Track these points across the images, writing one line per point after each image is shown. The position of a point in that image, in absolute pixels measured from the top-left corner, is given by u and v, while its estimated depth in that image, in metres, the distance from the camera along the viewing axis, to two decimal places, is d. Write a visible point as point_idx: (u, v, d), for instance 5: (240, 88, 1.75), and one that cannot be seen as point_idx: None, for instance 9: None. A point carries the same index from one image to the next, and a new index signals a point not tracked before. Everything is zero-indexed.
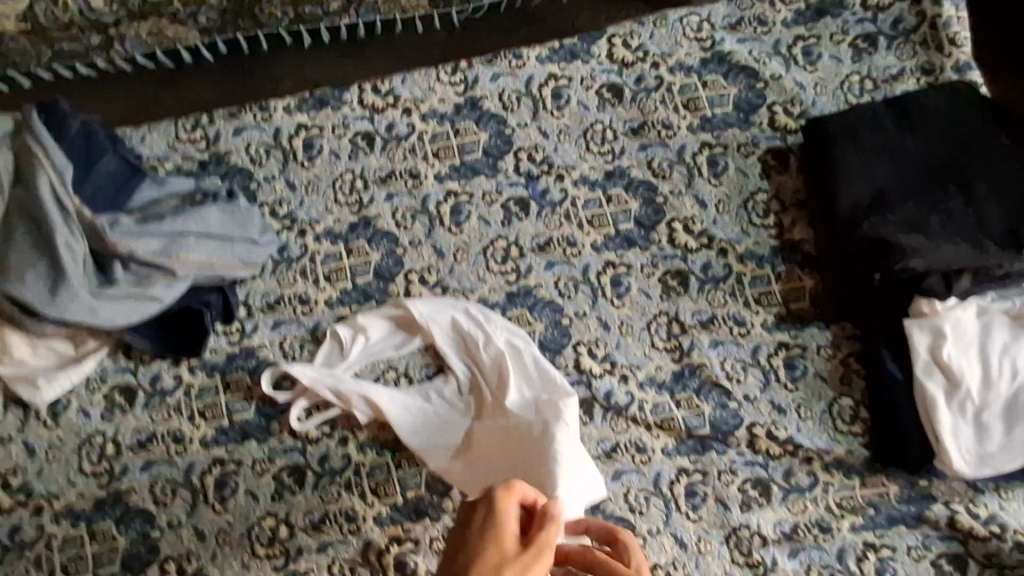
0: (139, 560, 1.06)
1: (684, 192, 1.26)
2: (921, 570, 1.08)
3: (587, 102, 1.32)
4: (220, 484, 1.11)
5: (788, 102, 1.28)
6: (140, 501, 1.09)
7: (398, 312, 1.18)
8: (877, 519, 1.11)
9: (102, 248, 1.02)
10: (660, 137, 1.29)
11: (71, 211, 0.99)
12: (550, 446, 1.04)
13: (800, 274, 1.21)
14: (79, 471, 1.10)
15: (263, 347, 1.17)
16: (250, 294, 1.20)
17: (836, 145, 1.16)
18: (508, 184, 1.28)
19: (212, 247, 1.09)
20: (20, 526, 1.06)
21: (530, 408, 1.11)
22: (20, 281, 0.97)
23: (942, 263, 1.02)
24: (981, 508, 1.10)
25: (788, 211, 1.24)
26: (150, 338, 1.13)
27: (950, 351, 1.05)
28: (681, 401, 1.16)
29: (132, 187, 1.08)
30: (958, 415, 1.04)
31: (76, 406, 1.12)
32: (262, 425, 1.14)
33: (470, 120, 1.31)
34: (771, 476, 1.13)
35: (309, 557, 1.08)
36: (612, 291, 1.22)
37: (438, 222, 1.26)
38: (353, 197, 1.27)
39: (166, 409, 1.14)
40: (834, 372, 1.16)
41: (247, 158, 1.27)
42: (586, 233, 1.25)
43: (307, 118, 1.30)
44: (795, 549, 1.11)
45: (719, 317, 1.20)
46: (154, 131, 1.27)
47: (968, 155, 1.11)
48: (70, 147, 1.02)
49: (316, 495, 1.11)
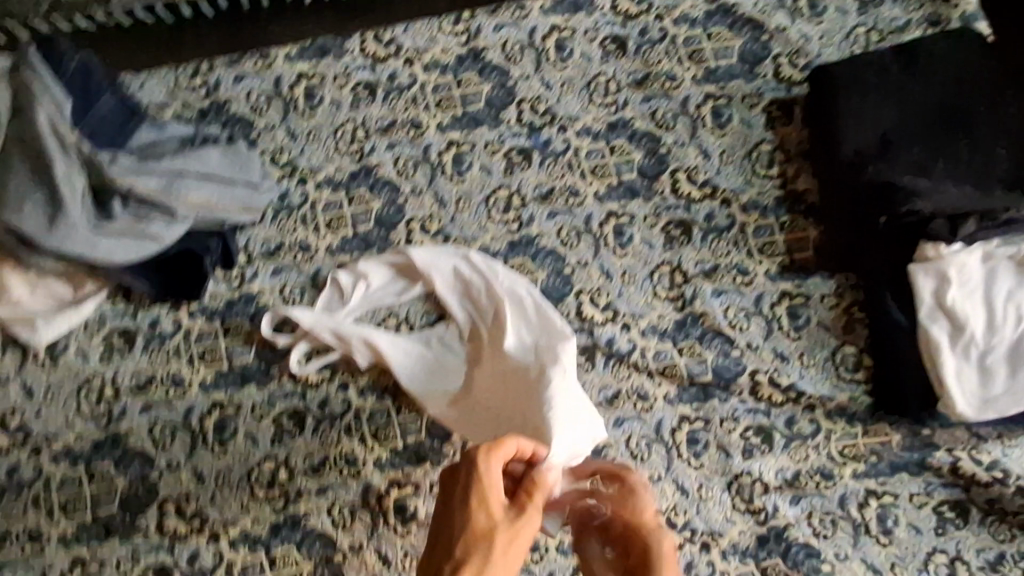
0: (140, 500, 1.07)
1: (688, 143, 1.25)
2: (922, 516, 1.09)
3: (591, 54, 1.31)
4: (220, 428, 1.10)
5: (793, 53, 1.28)
6: (139, 443, 1.09)
7: (399, 259, 1.17)
8: (879, 467, 1.11)
9: (101, 182, 1.01)
10: (664, 89, 1.28)
11: (69, 144, 0.98)
12: (546, 392, 1.04)
13: (804, 224, 1.20)
14: (77, 413, 1.09)
15: (263, 293, 1.16)
16: (250, 241, 1.19)
17: (841, 93, 1.15)
18: (511, 134, 1.27)
19: (212, 188, 1.08)
20: (20, 466, 1.06)
21: (530, 353, 1.10)
22: (18, 212, 0.97)
23: (947, 205, 1.02)
24: (984, 455, 1.11)
25: (793, 161, 1.23)
26: (150, 282, 1.12)
27: (954, 296, 1.03)
28: (683, 349, 1.16)
29: (130, 130, 1.07)
30: (962, 359, 1.03)
31: (74, 349, 1.11)
32: (262, 370, 1.13)
33: (473, 71, 1.30)
34: (773, 423, 1.13)
35: (309, 499, 1.09)
36: (614, 241, 1.21)
37: (440, 171, 1.25)
38: (354, 146, 1.26)
39: (165, 353, 1.13)
40: (837, 320, 1.16)
41: (247, 106, 1.26)
42: (589, 183, 1.24)
43: (309, 67, 1.29)
44: (796, 496, 1.11)
45: (722, 267, 1.19)
46: (154, 78, 1.26)
47: (976, 98, 1.10)
48: (69, 84, 1.01)
49: (317, 439, 1.11)
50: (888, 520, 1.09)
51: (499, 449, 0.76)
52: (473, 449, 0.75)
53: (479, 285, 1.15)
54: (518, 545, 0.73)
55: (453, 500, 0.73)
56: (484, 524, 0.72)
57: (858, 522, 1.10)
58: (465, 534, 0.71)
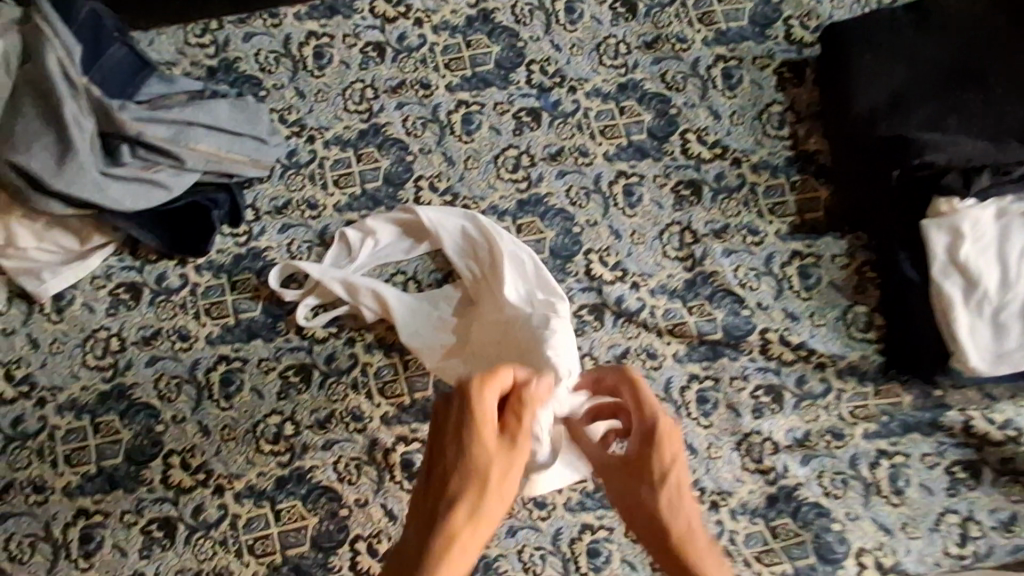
0: (145, 453, 1.06)
1: (698, 104, 1.24)
2: (934, 476, 1.08)
3: (601, 16, 1.31)
4: (226, 381, 1.10)
5: (804, 16, 1.27)
6: (145, 395, 1.08)
7: (406, 217, 1.16)
8: (890, 427, 1.10)
9: (109, 127, 1.01)
10: (674, 51, 1.28)
11: (79, 87, 0.98)
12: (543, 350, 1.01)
13: (815, 184, 1.19)
14: (83, 365, 1.08)
15: (270, 249, 1.16)
16: (257, 197, 1.17)
17: (853, 50, 1.15)
18: (520, 95, 1.26)
19: (221, 139, 1.10)
20: (24, 417, 1.05)
21: (528, 304, 1.08)
22: (26, 151, 0.96)
23: (962, 157, 1.01)
24: (995, 414, 1.10)
25: (804, 122, 1.22)
26: (157, 235, 1.11)
27: (967, 252, 1.02)
28: (693, 308, 1.15)
29: (139, 83, 1.06)
30: (975, 314, 1.02)
31: (81, 301, 1.11)
32: (268, 325, 1.12)
33: (483, 32, 1.30)
34: (783, 383, 1.12)
35: (314, 454, 1.08)
36: (624, 201, 1.20)
37: (449, 131, 1.24)
38: (363, 105, 1.25)
39: (171, 307, 1.12)
40: (848, 280, 1.15)
41: (256, 65, 1.26)
42: (598, 143, 1.23)
43: (318, 27, 1.28)
44: (806, 456, 1.09)
45: (732, 227, 1.18)
46: (163, 35, 1.26)
47: (989, 55, 1.10)
48: (79, 32, 1.01)
49: (323, 394, 1.10)
50: (899, 481, 1.08)
51: (491, 383, 0.76)
52: (466, 382, 0.76)
53: (482, 243, 1.14)
54: (511, 474, 0.75)
55: (447, 435, 0.76)
56: (477, 457, 0.74)
57: (869, 483, 1.08)
58: (460, 468, 0.74)
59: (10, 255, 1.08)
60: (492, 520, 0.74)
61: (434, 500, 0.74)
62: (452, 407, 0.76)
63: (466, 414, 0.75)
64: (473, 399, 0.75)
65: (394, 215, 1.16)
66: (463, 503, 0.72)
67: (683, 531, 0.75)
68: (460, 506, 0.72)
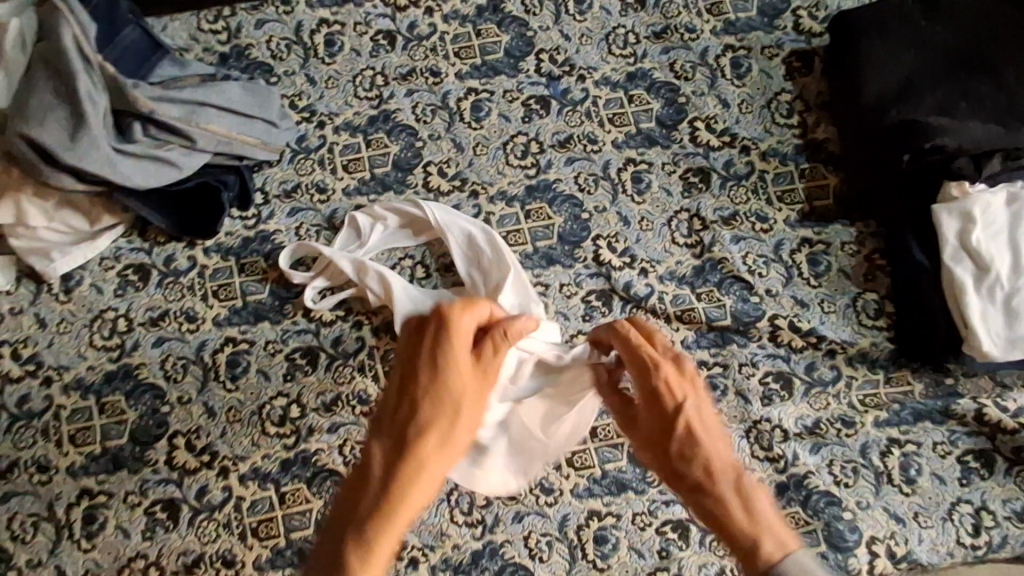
0: (150, 433, 1.05)
1: (706, 93, 1.24)
2: (946, 465, 1.06)
3: (610, 7, 1.32)
4: (232, 363, 1.09)
5: (813, 7, 1.28)
6: (150, 376, 1.07)
7: (414, 212, 1.15)
8: (901, 415, 1.09)
9: (123, 106, 1.03)
10: (683, 41, 1.28)
11: (93, 62, 0.99)
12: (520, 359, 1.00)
13: (824, 172, 1.19)
14: (89, 345, 1.08)
15: (279, 233, 1.16)
16: (267, 181, 1.18)
17: (863, 36, 1.15)
18: (529, 83, 1.27)
19: (233, 121, 1.11)
20: (30, 396, 1.05)
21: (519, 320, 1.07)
22: (40, 125, 0.96)
23: (972, 142, 1.02)
24: (1008, 402, 1.09)
25: (812, 111, 1.22)
26: (165, 215, 1.11)
27: (978, 236, 1.02)
28: (701, 294, 1.14)
29: (152, 64, 1.07)
30: (987, 300, 1.01)
31: (89, 282, 1.11)
32: (276, 307, 1.12)
33: (492, 22, 1.30)
34: (793, 370, 1.11)
35: (320, 437, 1.06)
36: (633, 187, 1.20)
37: (458, 118, 1.25)
38: (373, 92, 1.26)
39: (179, 288, 1.12)
40: (858, 268, 1.14)
41: (268, 52, 1.27)
42: (607, 131, 1.24)
43: (330, 15, 1.29)
44: (817, 444, 1.08)
45: (741, 214, 1.17)
46: (176, 21, 1.27)
47: (997, 42, 1.11)
48: (94, 13, 1.04)
49: (330, 377, 1.09)
50: (911, 469, 1.07)
51: (470, 308, 0.90)
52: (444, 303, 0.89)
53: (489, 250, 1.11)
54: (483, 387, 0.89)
55: (423, 349, 0.86)
56: (450, 369, 0.85)
57: (880, 472, 1.07)
58: (433, 381, 0.84)
59: (20, 234, 1.07)
60: (462, 440, 0.84)
61: (406, 411, 0.83)
62: (430, 328, 0.87)
63: (443, 329, 0.87)
64: (452, 322, 0.87)
65: (408, 205, 1.15)
66: (434, 418, 0.82)
67: (704, 476, 0.78)
68: (430, 421, 0.82)
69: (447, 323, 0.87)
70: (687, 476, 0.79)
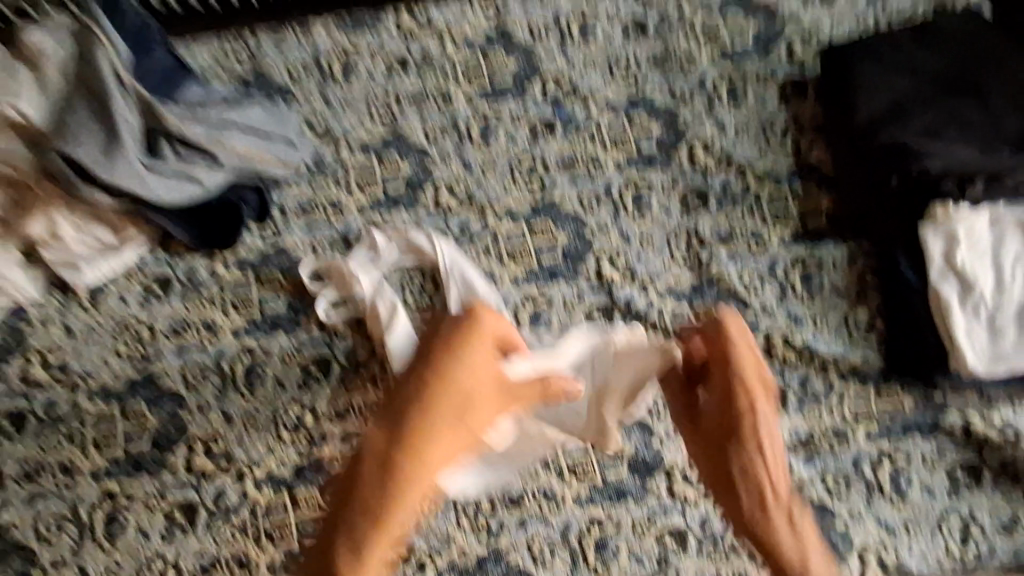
0: (169, 439, 1.09)
1: (705, 117, 1.30)
2: (934, 478, 1.10)
3: (613, 34, 1.38)
4: (249, 372, 1.13)
5: (805, 36, 1.34)
6: (171, 383, 1.12)
7: (426, 242, 1.20)
8: (892, 428, 1.12)
9: (153, 123, 1.08)
10: (682, 67, 1.34)
11: (127, 86, 1.05)
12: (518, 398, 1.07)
13: (818, 193, 1.23)
14: (114, 353, 1.13)
15: (295, 247, 1.21)
16: (284, 198, 1.24)
17: (856, 63, 1.22)
18: (535, 106, 1.33)
19: (254, 140, 1.16)
20: (56, 401, 1.09)
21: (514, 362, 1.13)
22: (75, 143, 1.02)
23: (957, 164, 1.09)
24: (996, 416, 1.12)
25: (807, 133, 1.28)
26: (187, 229, 1.16)
27: (963, 256, 1.06)
28: (699, 310, 1.19)
29: (182, 84, 1.13)
30: (971, 317, 1.06)
31: (114, 293, 1.16)
32: (291, 318, 1.17)
33: (501, 47, 1.37)
34: (788, 383, 1.14)
35: (332, 444, 1.10)
36: (633, 207, 1.25)
37: (468, 139, 1.30)
38: (386, 113, 1.32)
39: (200, 300, 1.17)
40: (850, 285, 1.18)
41: (287, 74, 1.32)
42: (610, 153, 1.29)
43: (345, 39, 1.35)
44: (810, 456, 1.11)
45: (737, 232, 1.22)
46: (200, 44, 1.32)
47: (984, 69, 1.17)
48: (126, 38, 1.10)
49: (342, 386, 1.13)
50: (900, 481, 1.10)
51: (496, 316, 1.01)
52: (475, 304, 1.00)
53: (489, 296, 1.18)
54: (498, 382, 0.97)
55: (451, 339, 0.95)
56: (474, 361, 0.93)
57: (871, 483, 1.10)
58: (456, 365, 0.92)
59: (50, 246, 1.13)
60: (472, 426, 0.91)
61: (426, 392, 0.89)
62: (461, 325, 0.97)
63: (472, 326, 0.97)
64: (479, 321, 0.98)
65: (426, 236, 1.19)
66: (449, 406, 0.89)
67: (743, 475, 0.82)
68: (447, 406, 0.88)
69: (475, 322, 0.98)
70: (726, 470, 0.84)
